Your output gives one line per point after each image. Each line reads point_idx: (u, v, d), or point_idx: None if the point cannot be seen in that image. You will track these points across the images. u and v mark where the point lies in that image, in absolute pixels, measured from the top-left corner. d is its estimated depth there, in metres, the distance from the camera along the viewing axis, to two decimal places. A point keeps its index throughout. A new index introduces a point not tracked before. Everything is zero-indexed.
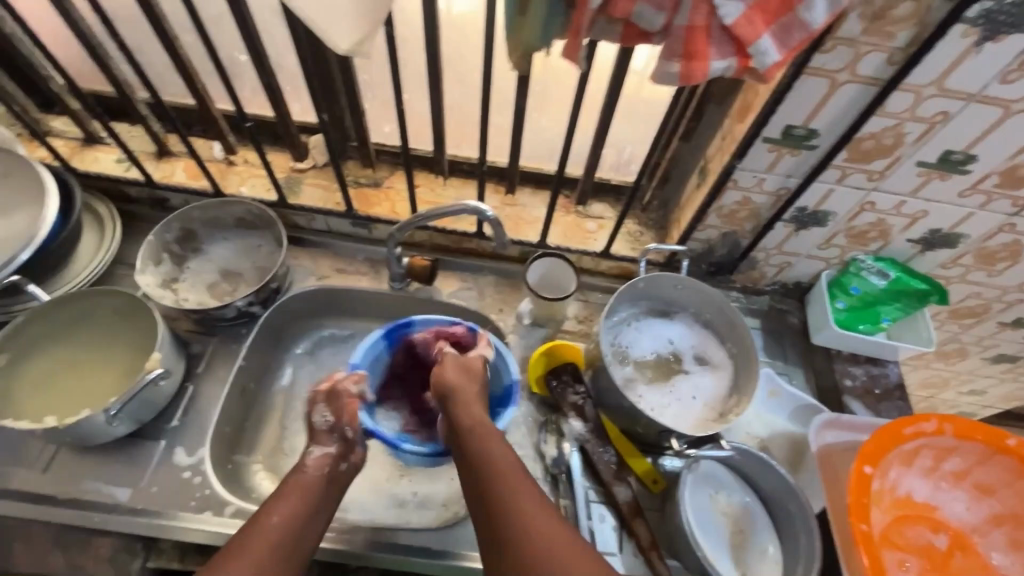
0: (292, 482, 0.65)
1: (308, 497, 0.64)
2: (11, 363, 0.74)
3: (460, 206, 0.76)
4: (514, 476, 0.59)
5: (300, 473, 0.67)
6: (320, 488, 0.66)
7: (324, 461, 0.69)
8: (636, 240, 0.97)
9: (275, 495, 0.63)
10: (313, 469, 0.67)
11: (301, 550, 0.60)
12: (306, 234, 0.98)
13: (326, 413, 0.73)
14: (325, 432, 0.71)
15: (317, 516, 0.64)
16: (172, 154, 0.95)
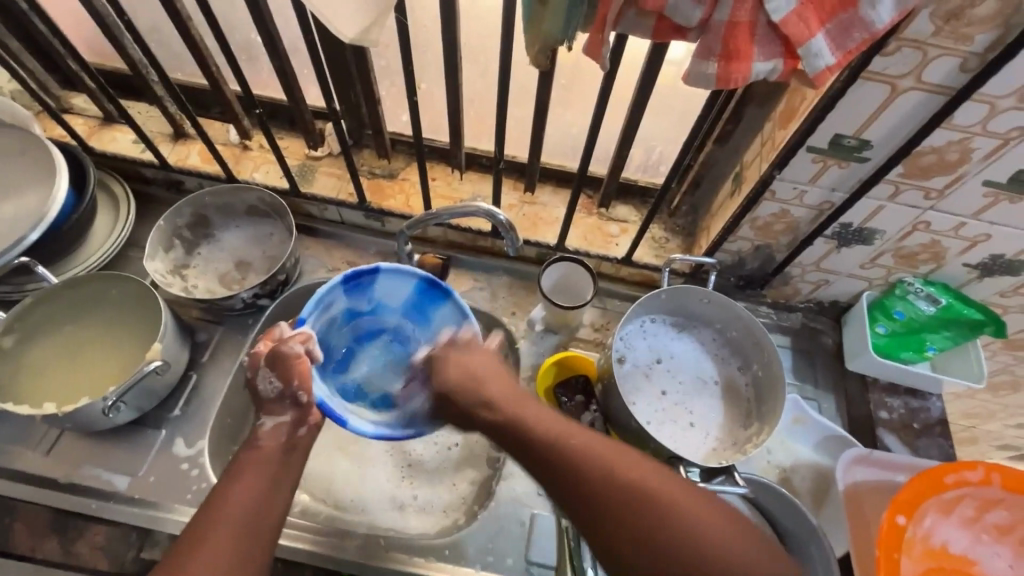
0: (245, 460, 0.59)
1: (264, 472, 0.58)
2: (17, 345, 0.74)
3: (471, 206, 0.71)
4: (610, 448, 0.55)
5: (270, 452, 0.60)
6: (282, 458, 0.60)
7: (278, 432, 0.61)
8: (661, 248, 0.91)
9: (238, 466, 0.59)
10: (268, 442, 0.60)
11: (265, 529, 0.55)
12: (319, 224, 0.95)
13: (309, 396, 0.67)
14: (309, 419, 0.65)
15: (282, 487, 0.59)
16: (188, 137, 0.94)
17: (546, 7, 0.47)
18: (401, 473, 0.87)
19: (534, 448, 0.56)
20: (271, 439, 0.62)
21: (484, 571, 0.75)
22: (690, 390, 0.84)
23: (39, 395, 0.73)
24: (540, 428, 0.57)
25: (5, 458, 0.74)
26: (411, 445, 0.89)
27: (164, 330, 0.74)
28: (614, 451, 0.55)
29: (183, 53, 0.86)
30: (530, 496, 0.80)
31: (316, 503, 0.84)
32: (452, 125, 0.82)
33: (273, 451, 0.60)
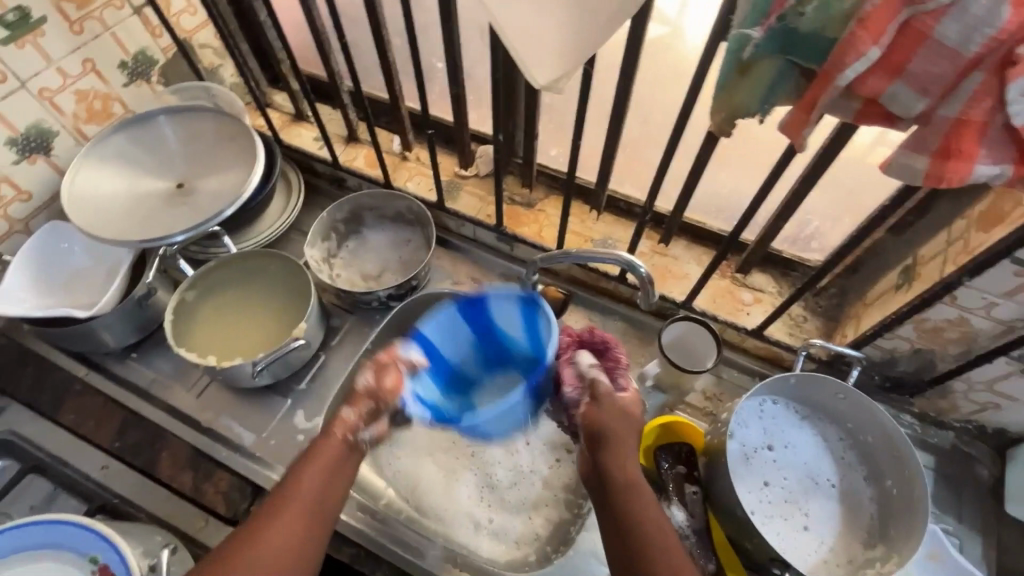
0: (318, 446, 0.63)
1: (329, 462, 0.62)
2: (197, 300, 0.86)
3: (613, 254, 0.72)
4: (629, 475, 0.61)
5: (337, 440, 0.64)
6: (337, 461, 0.63)
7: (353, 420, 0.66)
8: (796, 327, 0.85)
9: (303, 458, 0.62)
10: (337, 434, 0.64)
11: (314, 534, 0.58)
12: (453, 238, 1.01)
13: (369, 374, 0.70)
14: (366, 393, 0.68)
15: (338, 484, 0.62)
16: (359, 141, 1.04)
17: (747, 79, 0.46)
18: (482, 493, 0.90)
19: (606, 487, 0.62)
20: (339, 425, 0.65)
21: None
22: (805, 490, 0.77)
23: (201, 346, 0.83)
24: (620, 472, 0.62)
25: (164, 392, 0.85)
26: (494, 470, 0.91)
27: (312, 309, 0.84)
28: (631, 480, 0.61)
29: (372, 68, 0.96)
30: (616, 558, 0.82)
31: (400, 501, 0.89)
32: (603, 168, 0.83)
33: (334, 451, 0.63)
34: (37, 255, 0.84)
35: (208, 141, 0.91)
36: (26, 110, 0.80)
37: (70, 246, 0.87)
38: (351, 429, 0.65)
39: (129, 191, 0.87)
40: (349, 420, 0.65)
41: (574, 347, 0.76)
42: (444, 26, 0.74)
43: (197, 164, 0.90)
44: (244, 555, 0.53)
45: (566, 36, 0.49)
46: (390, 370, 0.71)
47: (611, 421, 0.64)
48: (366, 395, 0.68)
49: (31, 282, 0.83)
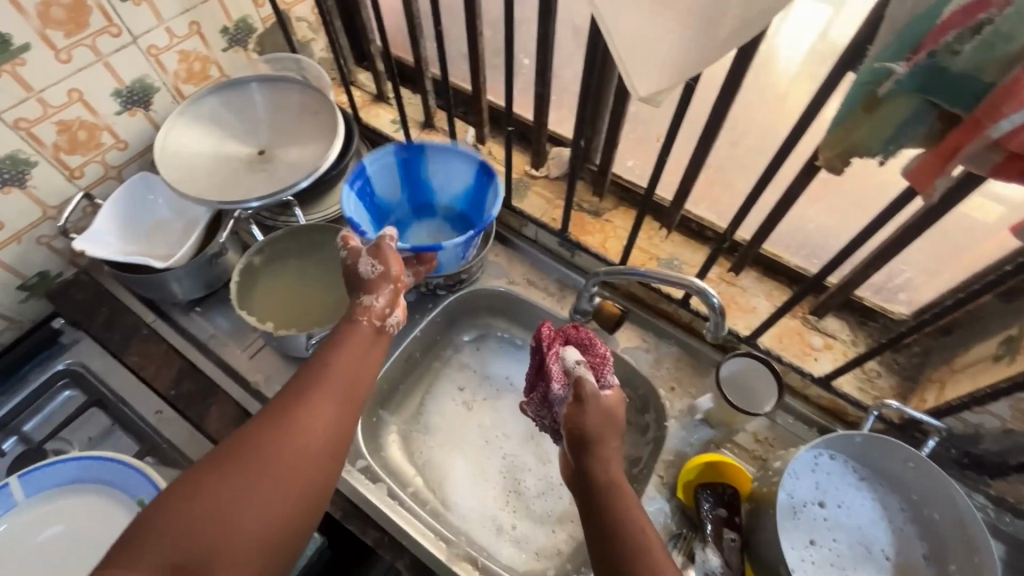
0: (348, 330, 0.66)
1: (363, 342, 0.65)
2: (262, 265, 0.89)
3: (683, 279, 0.70)
4: (613, 470, 0.63)
5: (365, 330, 0.66)
6: (365, 349, 0.65)
7: (382, 310, 0.68)
8: (869, 383, 0.79)
9: (333, 345, 0.64)
10: (369, 318, 0.67)
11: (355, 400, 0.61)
12: (514, 237, 1.00)
13: (371, 263, 0.70)
14: (375, 279, 0.69)
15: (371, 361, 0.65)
16: (435, 128, 1.04)
17: (874, 115, 0.42)
18: (508, 498, 0.89)
19: (584, 482, 0.62)
20: (361, 315, 0.67)
21: None
22: (855, 558, 0.71)
23: (258, 310, 0.85)
24: (602, 469, 0.63)
25: (220, 349, 0.88)
26: (524, 476, 0.90)
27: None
28: (611, 475, 0.62)
29: (459, 58, 0.95)
30: None
31: (427, 492, 0.89)
32: (683, 186, 0.79)
33: (361, 342, 0.65)
34: (121, 206, 0.88)
35: (291, 112, 0.93)
36: (135, 64, 0.83)
37: (152, 200, 0.91)
38: (377, 316, 0.68)
39: (214, 153, 0.90)
40: (374, 308, 0.68)
41: (559, 342, 0.80)
42: (542, 23, 0.72)
43: (279, 134, 0.93)
44: (299, 418, 0.55)
45: (682, 45, 0.46)
46: (386, 254, 0.71)
47: (593, 422, 0.66)
48: (380, 282, 0.69)
49: (115, 232, 0.87)
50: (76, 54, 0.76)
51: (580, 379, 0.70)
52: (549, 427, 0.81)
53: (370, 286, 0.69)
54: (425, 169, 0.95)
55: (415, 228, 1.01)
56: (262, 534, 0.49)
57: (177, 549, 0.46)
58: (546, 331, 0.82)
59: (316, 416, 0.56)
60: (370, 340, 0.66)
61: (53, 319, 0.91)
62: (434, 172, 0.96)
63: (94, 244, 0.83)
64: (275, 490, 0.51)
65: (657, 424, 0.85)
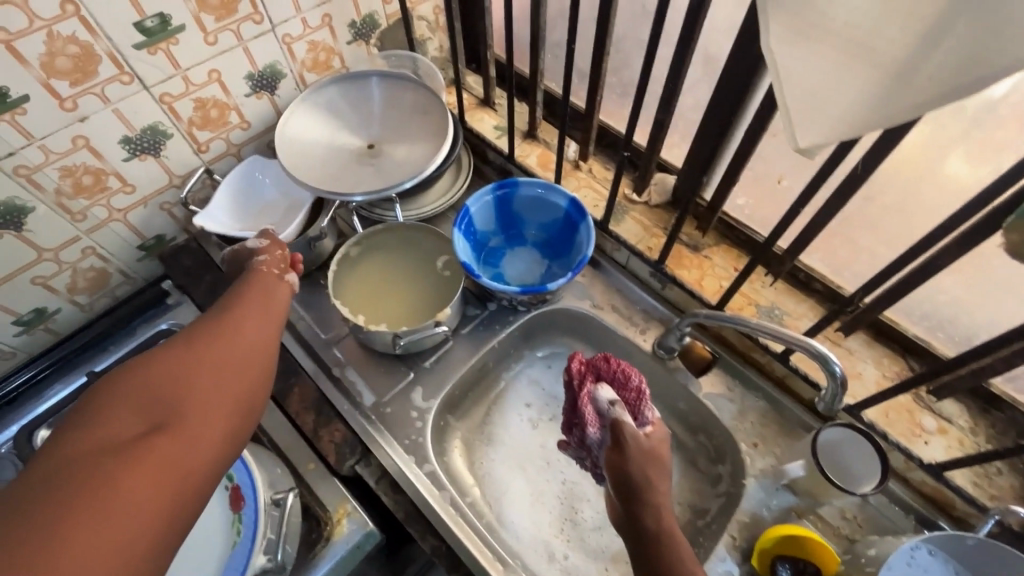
0: (250, 274, 0.68)
1: (269, 280, 0.68)
2: (358, 256, 0.91)
3: (799, 338, 0.65)
4: (670, 522, 0.61)
5: (272, 275, 0.69)
6: (271, 283, 0.68)
7: (282, 264, 0.72)
8: (983, 479, 0.72)
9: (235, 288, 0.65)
10: (275, 267, 0.70)
11: (273, 323, 0.63)
12: (604, 259, 0.96)
13: (258, 241, 0.74)
14: (252, 253, 0.73)
15: (281, 295, 0.67)
16: (537, 140, 1.03)
17: None
18: (564, 525, 0.87)
19: (636, 534, 0.60)
20: (266, 264, 0.70)
21: None
22: None
23: (351, 301, 0.87)
24: (656, 520, 0.60)
25: (307, 331, 0.91)
26: (582, 506, 0.88)
27: (441, 263, 0.91)
28: (666, 528, 0.60)
29: (575, 73, 0.94)
30: None
31: (483, 505, 0.88)
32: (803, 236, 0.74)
33: (268, 280, 0.68)
34: (241, 184, 0.94)
35: (403, 111, 0.95)
36: (270, 51, 0.87)
37: (267, 181, 0.95)
38: (273, 265, 0.71)
39: (326, 141, 0.93)
40: (268, 261, 0.71)
41: (588, 376, 0.73)
42: (679, 52, 0.70)
43: (389, 130, 0.95)
44: (219, 335, 0.57)
45: (871, 103, 0.41)
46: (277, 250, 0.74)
47: (638, 469, 0.63)
48: (268, 250, 0.73)
49: (231, 207, 0.92)
50: (222, 38, 0.80)
51: (618, 422, 0.66)
52: (592, 469, 0.76)
53: (258, 253, 0.72)
54: (519, 206, 0.96)
55: (509, 259, 0.99)
56: (210, 407, 0.51)
57: (130, 425, 0.46)
58: (575, 364, 0.74)
59: (234, 331, 0.58)
60: (277, 281, 0.69)
61: (162, 281, 0.97)
62: (526, 211, 0.97)
63: (211, 217, 0.89)
64: (208, 380, 0.52)
65: (734, 480, 0.81)
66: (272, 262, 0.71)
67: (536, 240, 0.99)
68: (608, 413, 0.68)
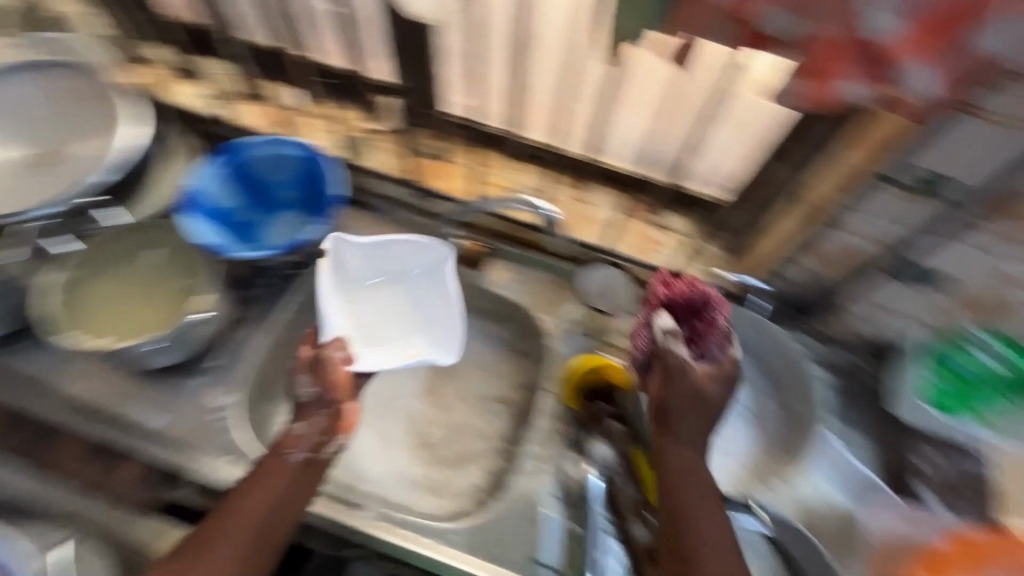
0: (269, 465, 0.68)
1: (282, 480, 0.67)
2: (82, 276, 0.78)
3: (518, 198, 0.76)
4: (682, 462, 0.67)
5: (288, 463, 0.69)
6: (294, 479, 0.68)
7: (305, 448, 0.70)
8: (708, 263, 0.89)
9: (252, 478, 0.67)
10: (292, 458, 0.69)
11: (271, 540, 0.64)
12: (370, 199, 0.96)
13: (309, 383, 0.75)
14: (309, 403, 0.74)
15: (295, 495, 0.68)
16: (254, 98, 0.97)
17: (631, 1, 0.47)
18: (417, 451, 0.90)
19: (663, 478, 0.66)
20: (289, 442, 0.70)
21: (487, 563, 0.73)
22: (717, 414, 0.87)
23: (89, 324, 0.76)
24: (673, 459, 0.67)
25: (57, 383, 0.79)
26: (429, 429, 0.92)
27: (178, 255, 0.83)
28: (689, 472, 0.66)
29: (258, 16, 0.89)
30: (542, 496, 0.78)
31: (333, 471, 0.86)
32: None
33: (285, 468, 0.68)
34: (417, 273, 0.87)
35: (66, 104, 0.82)
36: None
37: (439, 285, 0.84)
38: (302, 443, 0.71)
39: None
40: (298, 435, 0.71)
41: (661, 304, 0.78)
42: None
43: (70, 128, 0.81)
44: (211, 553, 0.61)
45: None
46: (327, 368, 0.74)
47: (678, 397, 0.70)
48: (314, 404, 0.74)
49: (359, 255, 0.84)
50: None
51: (668, 353, 0.73)
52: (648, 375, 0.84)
53: (304, 408, 0.74)
54: (255, 168, 0.89)
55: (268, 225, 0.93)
56: None
57: None
58: (659, 282, 0.79)
59: (218, 550, 0.61)
60: (295, 469, 0.69)
61: None
62: (266, 170, 0.90)
63: (333, 256, 0.81)
64: None
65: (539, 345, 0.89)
66: (327, 397, 0.74)
67: (291, 201, 0.94)
68: (659, 341, 0.74)
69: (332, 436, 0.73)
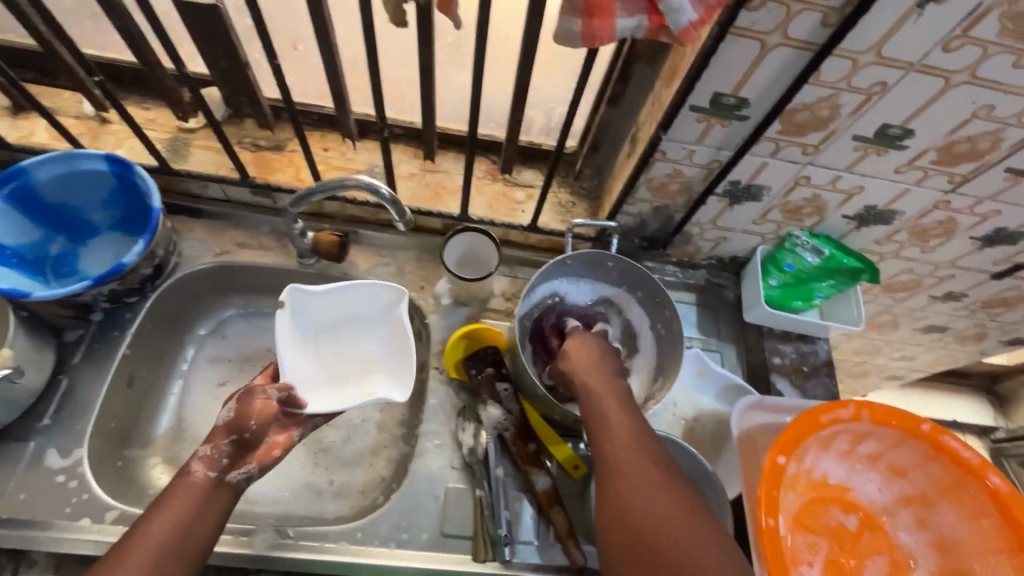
0: (176, 488, 0.60)
1: (194, 501, 0.59)
2: None
3: (348, 179, 0.68)
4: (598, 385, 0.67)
5: (196, 483, 0.61)
6: (206, 497, 0.61)
7: (211, 467, 0.62)
8: (567, 212, 0.90)
9: (156, 502, 0.59)
10: (200, 475, 0.61)
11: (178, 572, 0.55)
12: (202, 204, 0.87)
13: (231, 409, 0.67)
14: (221, 430, 0.65)
15: (206, 520, 0.59)
16: (31, 110, 0.83)
17: None
18: (315, 458, 0.86)
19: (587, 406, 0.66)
20: (195, 466, 0.62)
21: (398, 549, 0.73)
22: None
23: None
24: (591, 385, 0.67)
25: None
26: (324, 432, 0.88)
27: None
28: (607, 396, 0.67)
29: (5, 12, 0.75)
30: (444, 471, 0.78)
31: None
32: (334, 88, 0.75)
33: (199, 488, 0.61)
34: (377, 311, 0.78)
35: None
36: None
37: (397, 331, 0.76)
38: (213, 462, 0.62)
39: None
40: (207, 457, 0.63)
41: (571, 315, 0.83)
42: None
43: None
44: None
45: None
46: (255, 397, 0.67)
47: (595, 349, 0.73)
48: (225, 430, 0.65)
49: (329, 299, 0.76)
50: None
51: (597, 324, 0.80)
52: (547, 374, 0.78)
53: (212, 434, 0.65)
54: (47, 194, 0.77)
55: (84, 254, 0.82)
56: None
57: None
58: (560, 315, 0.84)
59: None
60: (199, 490, 0.60)
61: None
62: (64, 194, 0.78)
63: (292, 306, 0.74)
64: None
65: (419, 325, 0.88)
66: (241, 428, 0.65)
67: (109, 222, 0.83)
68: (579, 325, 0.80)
69: (240, 463, 0.64)
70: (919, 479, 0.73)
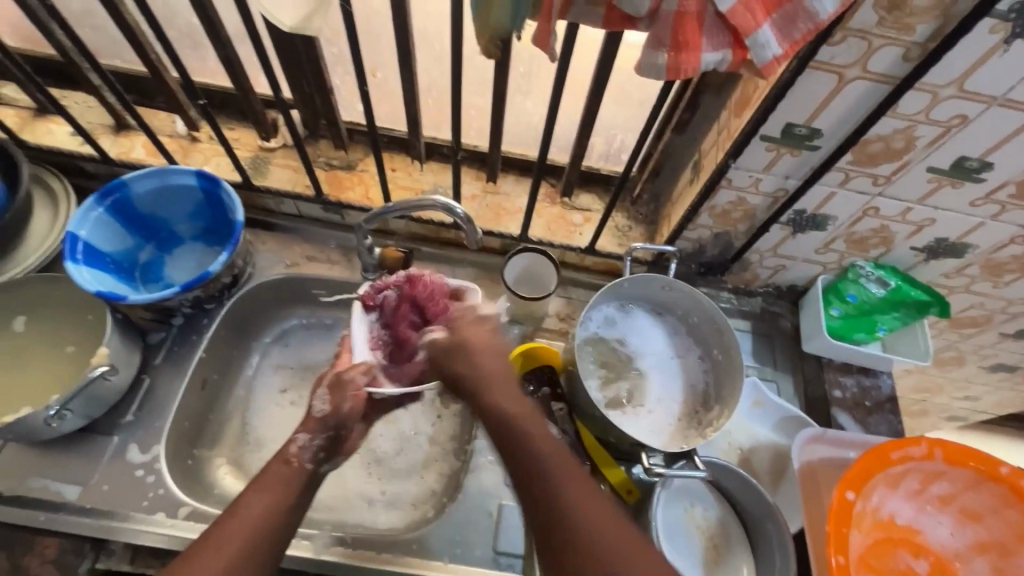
0: (268, 473, 0.62)
1: (289, 486, 0.62)
2: None
3: (425, 199, 0.71)
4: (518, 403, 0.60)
5: (293, 468, 0.63)
6: (301, 486, 0.63)
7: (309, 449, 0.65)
8: (624, 236, 0.91)
9: (253, 487, 0.61)
10: (296, 462, 0.64)
11: (270, 550, 0.57)
12: (276, 218, 0.93)
13: (326, 400, 0.69)
14: (317, 419, 0.68)
15: (294, 510, 0.61)
16: (131, 128, 0.90)
17: None
18: (369, 467, 0.88)
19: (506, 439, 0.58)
20: (294, 451, 0.65)
21: (451, 563, 0.73)
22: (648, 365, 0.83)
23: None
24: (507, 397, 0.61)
25: None
26: (377, 443, 0.90)
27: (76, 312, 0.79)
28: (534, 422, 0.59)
29: None
30: (498, 488, 0.79)
31: None
32: (409, 112, 0.79)
33: (293, 475, 0.63)
34: None
35: None
36: None
37: None
38: (309, 453, 0.65)
39: None
40: (303, 444, 0.65)
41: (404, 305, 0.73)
42: None
43: None
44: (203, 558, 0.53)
45: None
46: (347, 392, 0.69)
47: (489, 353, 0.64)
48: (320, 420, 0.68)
49: None
50: None
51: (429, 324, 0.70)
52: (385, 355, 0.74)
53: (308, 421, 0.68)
54: (142, 206, 0.83)
55: (169, 261, 0.88)
56: None
57: None
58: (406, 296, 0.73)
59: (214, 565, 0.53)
60: (290, 475, 0.63)
61: None
62: (156, 207, 0.85)
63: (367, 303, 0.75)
64: None
65: None
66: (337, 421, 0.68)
67: (193, 233, 0.89)
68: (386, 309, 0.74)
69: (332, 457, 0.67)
70: (997, 525, 0.70)
